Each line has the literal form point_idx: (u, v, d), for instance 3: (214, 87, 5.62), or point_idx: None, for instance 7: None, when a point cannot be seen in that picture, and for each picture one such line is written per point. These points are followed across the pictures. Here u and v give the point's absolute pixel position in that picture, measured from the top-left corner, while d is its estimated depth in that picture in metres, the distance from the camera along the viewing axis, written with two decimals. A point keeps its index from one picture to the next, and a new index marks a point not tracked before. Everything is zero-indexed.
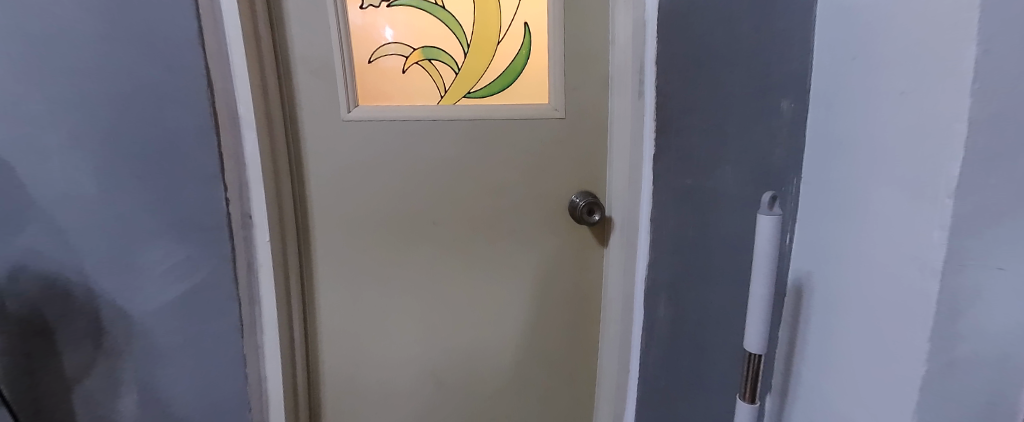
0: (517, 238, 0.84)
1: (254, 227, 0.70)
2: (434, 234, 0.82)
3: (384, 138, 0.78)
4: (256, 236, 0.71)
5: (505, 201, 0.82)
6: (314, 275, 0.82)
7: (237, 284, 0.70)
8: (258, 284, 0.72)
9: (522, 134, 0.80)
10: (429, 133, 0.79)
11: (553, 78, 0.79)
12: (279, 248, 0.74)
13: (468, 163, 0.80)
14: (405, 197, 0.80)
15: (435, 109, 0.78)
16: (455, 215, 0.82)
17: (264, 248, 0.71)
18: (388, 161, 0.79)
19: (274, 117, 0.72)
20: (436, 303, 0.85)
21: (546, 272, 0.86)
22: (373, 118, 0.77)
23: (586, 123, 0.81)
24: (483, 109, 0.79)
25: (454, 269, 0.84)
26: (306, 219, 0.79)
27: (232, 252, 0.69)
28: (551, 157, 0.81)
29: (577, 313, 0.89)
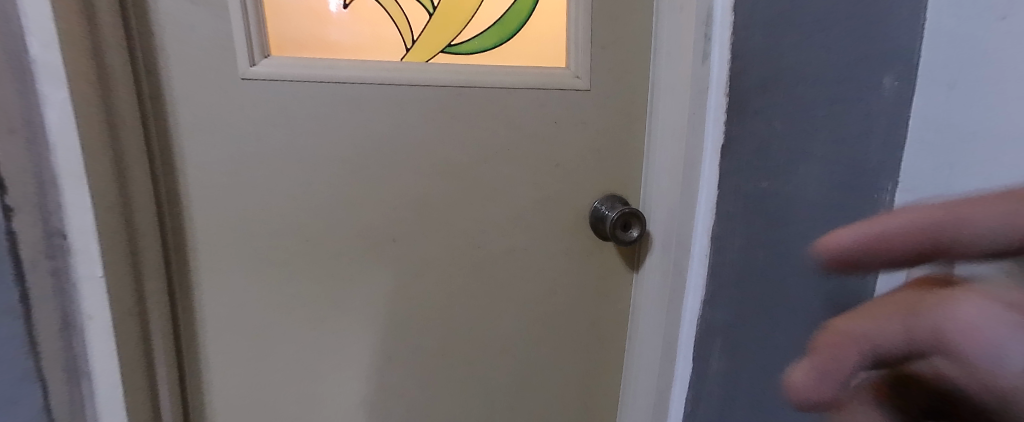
0: (514, 262, 0.58)
1: (70, 255, 0.41)
2: (390, 256, 0.55)
3: (310, 108, 0.49)
4: (75, 268, 0.41)
5: (496, 209, 0.56)
6: (197, 322, 0.52)
7: (41, 354, 0.41)
8: (86, 348, 0.43)
9: (524, 109, 0.54)
10: (383, 103, 0.50)
11: (574, 30, 0.54)
12: (123, 285, 0.44)
13: (443, 152, 0.53)
14: (346, 201, 0.52)
15: (394, 66, 0.50)
16: (423, 228, 0.55)
17: (94, 288, 0.42)
18: (317, 144, 0.50)
19: (111, 65, 0.42)
20: (393, 354, 0.58)
21: (551, 307, 0.61)
22: (290, 76, 0.47)
23: (613, 95, 0.56)
24: (470, 71, 0.52)
25: (420, 304, 0.57)
26: (180, 234, 0.49)
27: (25, 302, 0.39)
28: (567, 146, 0.56)
29: (592, 362, 0.65)
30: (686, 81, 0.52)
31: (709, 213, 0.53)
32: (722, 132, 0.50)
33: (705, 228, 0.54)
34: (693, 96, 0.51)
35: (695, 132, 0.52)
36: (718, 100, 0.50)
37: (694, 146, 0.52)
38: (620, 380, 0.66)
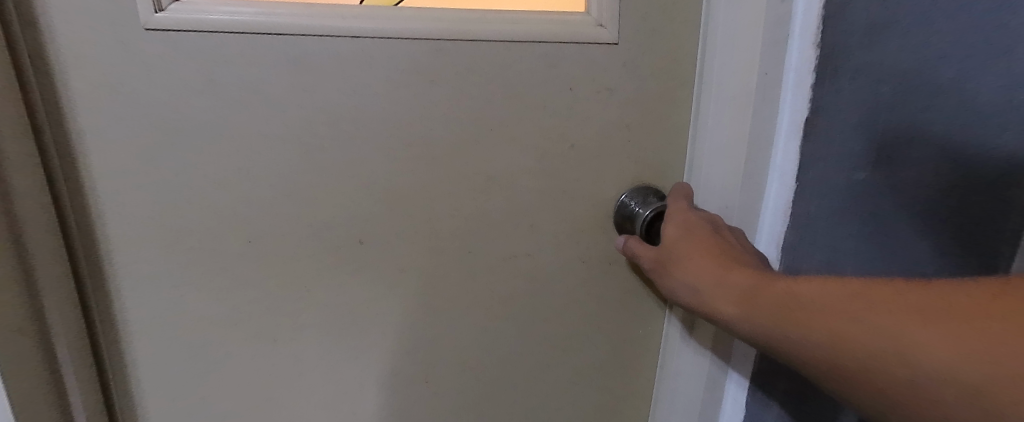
0: (515, 273, 0.45)
1: None
2: (353, 264, 0.43)
3: (243, 70, 0.37)
4: None
5: (490, 203, 0.43)
6: (121, 339, 0.42)
7: None
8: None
9: (528, 70, 0.40)
10: (339, 63, 0.38)
11: None
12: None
13: (419, 128, 0.40)
14: (294, 191, 0.40)
15: (350, 13, 0.37)
16: (393, 227, 0.42)
17: None
18: (254, 117, 0.38)
19: None
20: (362, 383, 0.47)
21: (564, 330, 0.47)
22: (214, 26, 0.36)
23: (653, 51, 0.40)
24: (454, 18, 0.38)
25: (393, 325, 0.45)
26: (90, 232, 0.39)
27: None
28: (587, 121, 0.41)
29: (615, 397, 0.51)
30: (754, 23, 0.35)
31: (784, 207, 0.39)
32: (808, 94, 0.36)
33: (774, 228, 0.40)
34: (766, 45, 0.35)
35: (767, 97, 0.36)
36: (805, 47, 0.35)
37: (765, 117, 0.37)
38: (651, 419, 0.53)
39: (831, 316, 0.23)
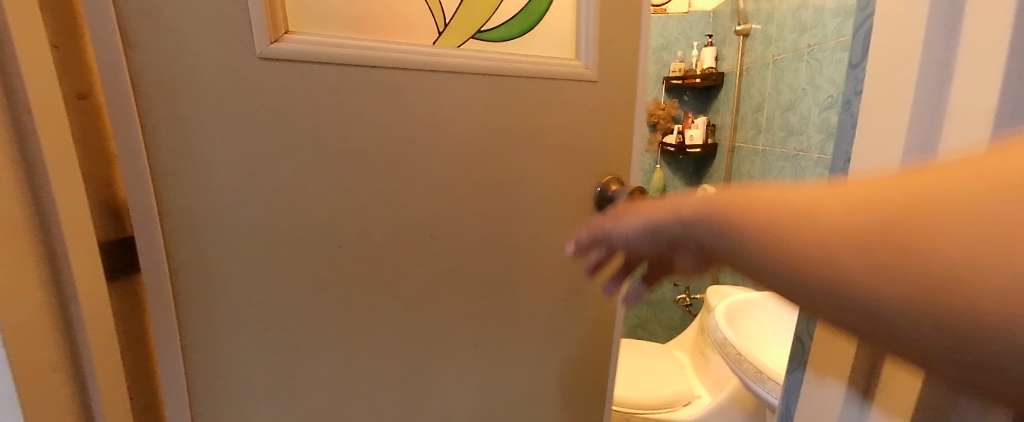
0: (542, 245, 0.59)
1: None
2: (413, 251, 0.52)
3: (340, 92, 0.45)
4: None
5: (513, 194, 0.56)
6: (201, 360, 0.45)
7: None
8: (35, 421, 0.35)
9: (545, 98, 0.55)
10: (413, 89, 0.48)
11: (586, 20, 0.55)
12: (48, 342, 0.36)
13: (469, 139, 0.52)
14: (373, 192, 0.49)
15: (431, 53, 0.49)
16: (445, 217, 0.53)
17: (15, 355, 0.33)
18: (346, 132, 0.46)
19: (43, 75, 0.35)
20: (422, 356, 0.56)
21: (570, 289, 0.62)
22: (324, 55, 0.44)
23: (619, 86, 0.58)
24: (502, 60, 0.52)
25: (454, 298, 0.55)
26: (182, 245, 0.42)
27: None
28: (580, 133, 0.58)
29: (599, 341, 0.67)
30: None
31: None
32: None
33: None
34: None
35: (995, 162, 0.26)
36: None
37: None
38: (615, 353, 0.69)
39: (889, 188, 0.17)
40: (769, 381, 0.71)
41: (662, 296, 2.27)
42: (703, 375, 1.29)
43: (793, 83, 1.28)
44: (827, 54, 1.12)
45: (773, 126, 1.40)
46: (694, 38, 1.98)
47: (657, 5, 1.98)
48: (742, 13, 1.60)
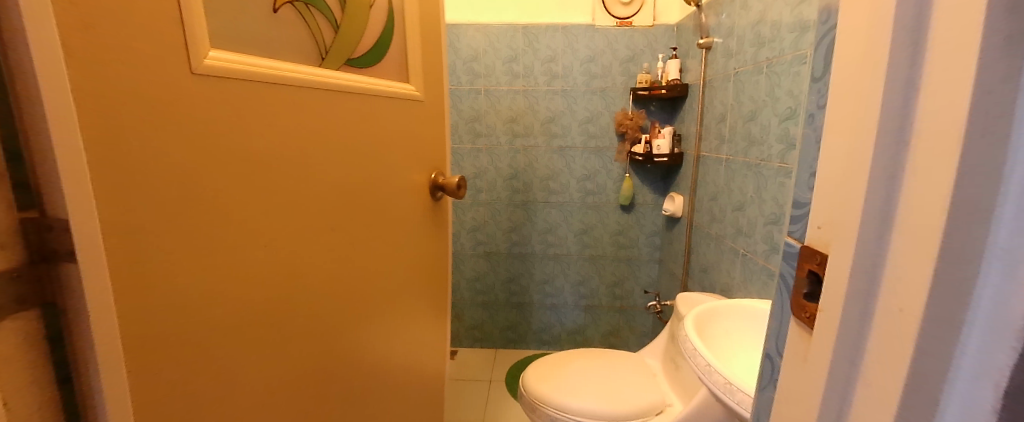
0: (386, 214, 0.75)
1: None
2: (319, 237, 0.63)
3: (266, 107, 0.53)
4: None
5: (383, 183, 0.74)
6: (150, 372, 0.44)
7: None
8: None
9: (389, 109, 0.73)
10: (303, 101, 0.58)
11: (412, 59, 0.79)
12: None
13: (351, 142, 0.66)
14: (291, 188, 0.58)
15: (313, 73, 0.59)
16: (338, 206, 0.65)
17: None
18: (274, 140, 0.55)
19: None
20: (326, 319, 0.66)
21: (406, 247, 0.82)
22: (248, 73, 0.51)
23: (434, 109, 0.87)
24: (361, 81, 0.67)
25: (322, 262, 0.64)
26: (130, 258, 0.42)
27: None
28: (407, 133, 0.78)
29: (435, 280, 0.95)
30: (899, 55, 0.27)
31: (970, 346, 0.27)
32: None
33: (970, 400, 0.26)
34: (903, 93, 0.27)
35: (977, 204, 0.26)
36: None
37: (902, 187, 0.27)
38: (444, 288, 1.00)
39: None
40: (740, 393, 0.72)
41: (634, 303, 2.30)
42: (675, 383, 1.31)
43: (754, 94, 1.33)
44: (784, 67, 1.17)
45: (736, 136, 1.45)
46: (660, 50, 2.04)
47: (624, 18, 2.02)
48: (704, 27, 1.66)
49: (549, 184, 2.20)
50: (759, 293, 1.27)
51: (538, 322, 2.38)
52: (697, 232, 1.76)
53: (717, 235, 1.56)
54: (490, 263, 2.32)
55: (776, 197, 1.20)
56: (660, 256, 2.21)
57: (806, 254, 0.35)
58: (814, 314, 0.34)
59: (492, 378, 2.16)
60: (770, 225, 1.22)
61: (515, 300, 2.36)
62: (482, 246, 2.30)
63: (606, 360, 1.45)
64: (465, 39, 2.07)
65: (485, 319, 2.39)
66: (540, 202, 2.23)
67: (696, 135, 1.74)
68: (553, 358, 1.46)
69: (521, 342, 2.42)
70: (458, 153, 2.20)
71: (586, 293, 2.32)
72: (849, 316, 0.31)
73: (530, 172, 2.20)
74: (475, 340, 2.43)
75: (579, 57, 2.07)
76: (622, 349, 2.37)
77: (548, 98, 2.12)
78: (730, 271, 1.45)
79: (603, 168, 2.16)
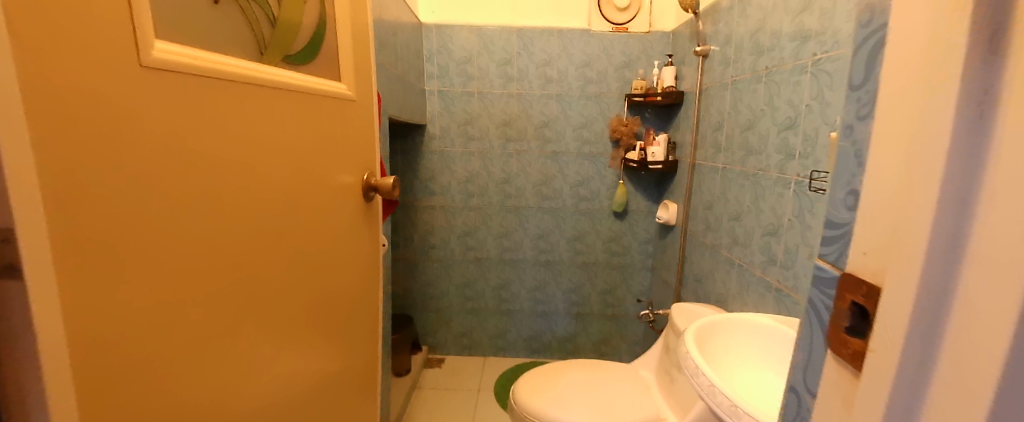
0: (326, 205, 0.71)
1: None
2: (259, 249, 0.58)
3: (214, 106, 0.49)
4: None
5: (319, 190, 0.69)
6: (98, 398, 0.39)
7: None
8: None
9: (329, 108, 0.70)
10: (247, 98, 0.54)
11: (349, 59, 0.76)
12: None
13: (289, 145, 0.62)
14: (234, 195, 0.53)
15: (255, 68, 0.56)
16: (276, 214, 0.60)
17: None
18: (218, 141, 0.50)
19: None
20: (271, 316, 0.61)
21: (345, 239, 0.78)
22: (196, 70, 0.47)
23: (366, 109, 0.83)
24: (302, 78, 0.64)
25: (267, 255, 0.59)
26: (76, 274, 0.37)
27: None
28: (345, 132, 0.76)
29: (372, 277, 0.91)
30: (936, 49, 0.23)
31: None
32: None
33: None
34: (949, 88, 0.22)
35: None
36: None
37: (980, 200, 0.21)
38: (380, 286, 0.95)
39: None
40: (746, 416, 0.68)
41: (625, 311, 2.28)
42: (670, 397, 1.27)
43: (752, 103, 1.31)
44: (784, 76, 1.15)
45: (733, 145, 1.43)
46: (655, 57, 2.02)
47: (620, 24, 2.01)
48: (702, 35, 1.64)
49: (541, 189, 2.17)
50: (756, 304, 1.25)
51: (527, 330, 2.34)
52: (691, 241, 1.74)
53: (712, 245, 1.54)
54: (481, 269, 2.27)
55: (774, 207, 1.18)
56: (653, 264, 2.19)
57: (848, 282, 0.29)
58: (860, 352, 0.28)
59: (480, 387, 2.11)
60: (768, 236, 1.20)
61: (505, 307, 2.32)
62: (472, 251, 2.26)
63: (599, 372, 1.41)
64: (459, 40, 2.04)
65: (474, 327, 2.34)
66: (532, 208, 2.19)
67: (692, 143, 1.72)
68: (545, 369, 1.42)
69: (510, 350, 2.37)
70: (450, 156, 2.16)
71: (577, 300, 2.28)
72: (903, 359, 0.24)
73: (522, 177, 2.16)
74: (464, 347, 2.38)
75: (574, 62, 2.04)
76: (613, 358, 2.34)
77: (542, 103, 2.09)
78: (725, 282, 1.43)
79: (596, 174, 2.14)
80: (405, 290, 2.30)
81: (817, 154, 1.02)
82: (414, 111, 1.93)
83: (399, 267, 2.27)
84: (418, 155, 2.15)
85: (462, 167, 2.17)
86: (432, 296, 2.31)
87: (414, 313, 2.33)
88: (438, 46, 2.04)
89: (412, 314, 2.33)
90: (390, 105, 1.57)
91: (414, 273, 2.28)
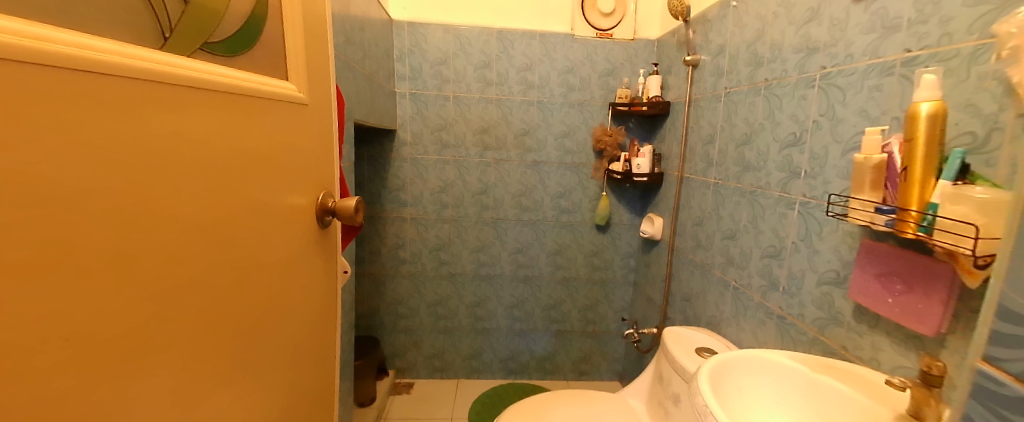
0: (266, 233, 0.57)
1: None
2: (172, 311, 0.43)
3: (110, 112, 0.36)
4: None
5: (258, 221, 0.55)
6: None
7: None
8: None
9: (274, 116, 0.56)
10: (154, 102, 0.39)
11: (297, 57, 0.63)
12: None
13: (218, 167, 0.47)
14: (134, 244, 0.39)
15: (166, 60, 0.41)
16: (201, 262, 0.46)
17: None
18: (113, 166, 0.36)
19: None
20: (181, 386, 0.45)
21: (289, 273, 0.63)
22: (81, 62, 0.33)
23: (320, 116, 0.69)
24: (235, 75, 0.50)
25: (179, 305, 0.44)
26: None
27: None
28: (294, 144, 0.62)
29: (325, 314, 0.75)
30: None
31: None
32: None
33: None
34: None
35: None
36: None
37: None
38: (336, 325, 0.80)
39: None
40: None
41: (606, 327, 2.20)
42: None
43: (749, 117, 1.25)
44: (787, 90, 1.09)
45: (726, 160, 1.36)
46: (640, 65, 1.95)
47: (605, 30, 1.93)
48: (692, 44, 1.58)
49: (521, 200, 2.06)
50: (754, 331, 1.18)
51: (504, 349, 2.22)
52: (678, 258, 1.67)
53: (703, 264, 1.47)
54: (455, 285, 2.14)
55: (775, 229, 1.12)
56: (635, 279, 2.12)
57: None
58: None
59: (453, 415, 1.96)
60: (769, 259, 1.13)
61: (480, 326, 2.19)
62: (446, 266, 2.12)
63: (586, 404, 1.31)
64: (433, 41, 1.90)
65: (446, 347, 2.20)
66: (511, 220, 2.08)
67: (680, 156, 1.65)
68: (528, 402, 1.30)
69: (486, 371, 2.24)
70: (423, 164, 2.02)
71: (557, 317, 2.18)
72: None
73: (501, 187, 2.05)
74: (435, 369, 2.23)
75: (556, 67, 1.94)
76: (593, 377, 2.25)
77: (523, 110, 1.98)
78: (718, 304, 1.36)
79: (579, 186, 2.05)
80: (371, 309, 2.13)
81: (826, 174, 0.95)
82: (384, 116, 1.78)
83: (365, 284, 2.10)
84: (387, 163, 1.99)
85: (435, 175, 2.03)
86: (400, 315, 2.15)
87: (381, 334, 2.17)
88: (410, 45, 1.90)
89: (379, 334, 2.16)
90: (357, 110, 1.42)
91: (381, 290, 2.12)
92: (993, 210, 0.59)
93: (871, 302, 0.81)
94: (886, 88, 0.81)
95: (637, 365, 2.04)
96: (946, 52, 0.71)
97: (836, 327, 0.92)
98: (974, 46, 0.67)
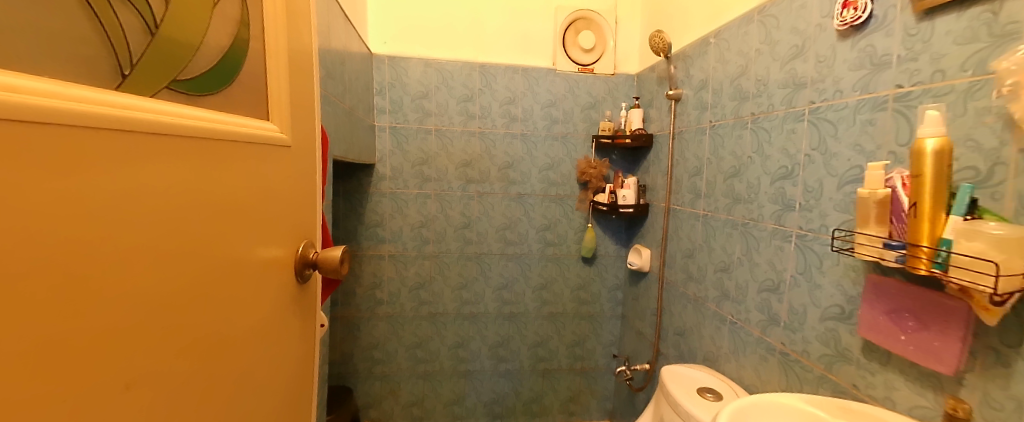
0: (240, 294, 0.50)
1: None
2: (114, 410, 0.35)
3: (43, 169, 0.29)
4: None
5: (231, 281, 0.48)
6: None
7: None
8: None
9: (254, 161, 0.51)
10: (112, 153, 0.33)
11: (279, 93, 0.57)
12: None
13: (185, 222, 0.41)
14: (74, 327, 0.31)
15: (128, 102, 0.35)
16: (155, 342, 0.39)
17: None
18: (49, 232, 0.29)
19: None
20: None
21: (265, 338, 0.55)
22: (15, 110, 0.27)
23: (303, 159, 0.63)
24: (210, 117, 0.44)
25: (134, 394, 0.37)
26: None
27: None
28: (274, 190, 0.55)
29: (302, 379, 0.67)
30: None
31: None
32: None
33: None
34: None
35: None
36: None
37: None
38: (314, 390, 0.72)
39: None
40: None
41: (595, 364, 2.13)
42: None
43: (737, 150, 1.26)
44: (775, 123, 1.10)
45: (715, 192, 1.36)
46: (621, 98, 1.98)
47: (586, 65, 1.95)
48: (674, 78, 1.60)
49: (505, 233, 2.01)
50: (755, 368, 1.15)
51: (488, 392, 2.11)
52: (668, 291, 1.64)
53: (696, 297, 1.45)
54: (436, 326, 2.04)
55: (772, 262, 1.10)
56: (623, 312, 2.08)
57: None
58: None
59: None
60: (767, 293, 1.11)
61: (463, 368, 2.08)
62: (426, 306, 2.02)
63: None
64: (414, 74, 1.88)
65: (427, 392, 2.08)
66: (495, 255, 2.02)
67: (666, 188, 1.65)
68: None
69: (469, 417, 2.12)
70: (402, 199, 1.95)
71: (545, 355, 2.11)
72: None
73: (484, 221, 1.99)
74: (415, 417, 2.09)
75: (539, 101, 1.95)
76: (583, 417, 2.16)
77: (506, 143, 1.96)
78: (715, 339, 1.32)
79: (564, 218, 2.02)
80: (345, 354, 2.00)
81: (823, 207, 0.95)
82: (363, 151, 1.71)
83: (339, 327, 1.98)
84: (365, 198, 1.92)
85: (416, 210, 1.96)
86: (377, 360, 2.03)
87: (357, 380, 2.03)
88: (390, 79, 1.87)
89: (353, 383, 2.03)
90: (336, 145, 1.36)
91: (357, 334, 2.00)
92: (1010, 247, 0.57)
93: (882, 339, 0.79)
94: (880, 123, 0.82)
95: (628, 403, 1.97)
96: (941, 88, 0.72)
97: (844, 365, 0.89)
98: (969, 82, 0.68)
